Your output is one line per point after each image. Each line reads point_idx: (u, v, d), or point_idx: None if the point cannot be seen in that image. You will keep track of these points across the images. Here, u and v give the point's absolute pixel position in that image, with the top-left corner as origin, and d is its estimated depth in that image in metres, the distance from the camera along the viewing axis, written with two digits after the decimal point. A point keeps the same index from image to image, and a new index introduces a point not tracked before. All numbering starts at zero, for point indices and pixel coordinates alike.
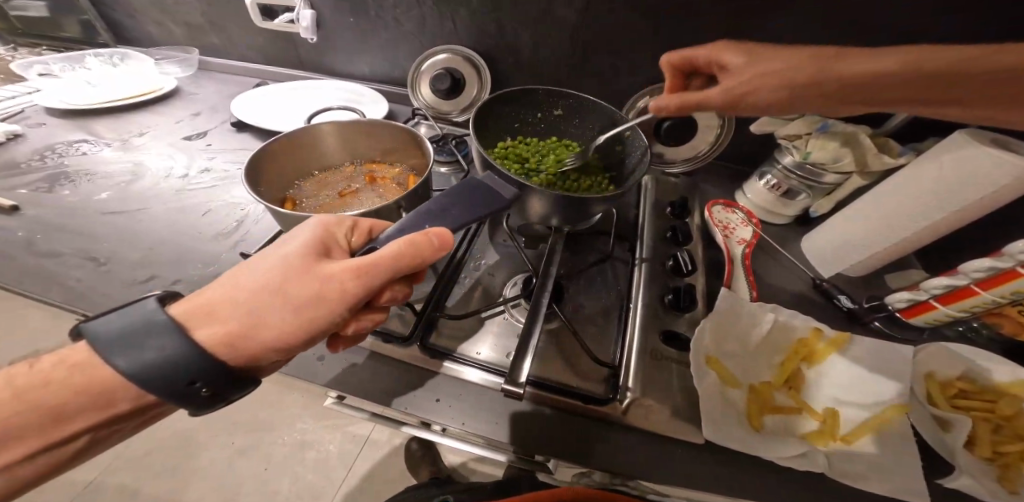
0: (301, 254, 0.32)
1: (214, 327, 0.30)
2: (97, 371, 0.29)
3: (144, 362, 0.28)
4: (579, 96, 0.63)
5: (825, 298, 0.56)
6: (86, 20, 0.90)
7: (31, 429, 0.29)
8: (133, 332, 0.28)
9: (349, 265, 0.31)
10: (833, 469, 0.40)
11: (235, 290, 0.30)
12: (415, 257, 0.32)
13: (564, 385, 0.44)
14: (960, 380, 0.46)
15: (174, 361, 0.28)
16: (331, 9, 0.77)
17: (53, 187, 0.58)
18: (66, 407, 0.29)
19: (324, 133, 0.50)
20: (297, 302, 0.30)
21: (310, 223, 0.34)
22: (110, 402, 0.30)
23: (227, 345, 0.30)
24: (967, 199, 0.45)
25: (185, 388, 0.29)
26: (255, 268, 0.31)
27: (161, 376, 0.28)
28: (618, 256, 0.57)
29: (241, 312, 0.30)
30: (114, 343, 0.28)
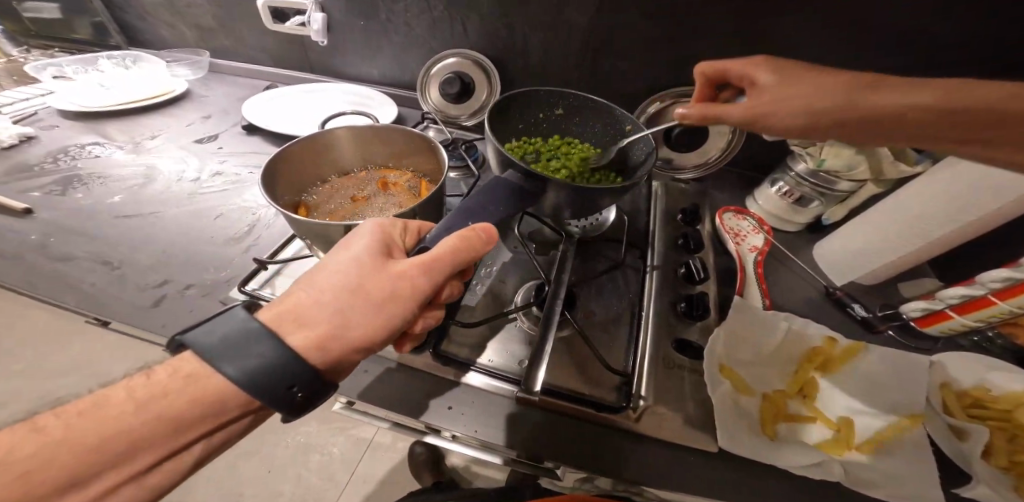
0: (370, 255, 0.32)
1: (304, 331, 0.30)
2: (210, 379, 0.28)
3: (252, 367, 0.27)
4: (580, 94, 0.63)
5: (837, 306, 0.55)
6: (99, 22, 0.91)
7: (154, 442, 0.27)
8: (235, 338, 0.28)
9: (420, 261, 0.32)
10: (849, 477, 0.39)
11: (319, 294, 0.30)
12: (474, 250, 0.34)
13: (576, 393, 0.43)
14: (976, 389, 0.45)
15: (280, 365, 0.28)
16: (341, 12, 0.77)
17: (66, 190, 0.58)
18: (181, 418, 0.27)
19: (340, 137, 0.50)
20: (377, 299, 0.31)
21: (368, 225, 0.35)
22: (221, 411, 0.28)
23: (318, 348, 0.30)
24: (984, 209, 0.44)
25: (284, 393, 0.28)
26: (328, 273, 0.31)
27: (265, 382, 0.28)
28: (629, 263, 0.57)
29: (330, 315, 0.30)
30: (217, 352, 0.28)
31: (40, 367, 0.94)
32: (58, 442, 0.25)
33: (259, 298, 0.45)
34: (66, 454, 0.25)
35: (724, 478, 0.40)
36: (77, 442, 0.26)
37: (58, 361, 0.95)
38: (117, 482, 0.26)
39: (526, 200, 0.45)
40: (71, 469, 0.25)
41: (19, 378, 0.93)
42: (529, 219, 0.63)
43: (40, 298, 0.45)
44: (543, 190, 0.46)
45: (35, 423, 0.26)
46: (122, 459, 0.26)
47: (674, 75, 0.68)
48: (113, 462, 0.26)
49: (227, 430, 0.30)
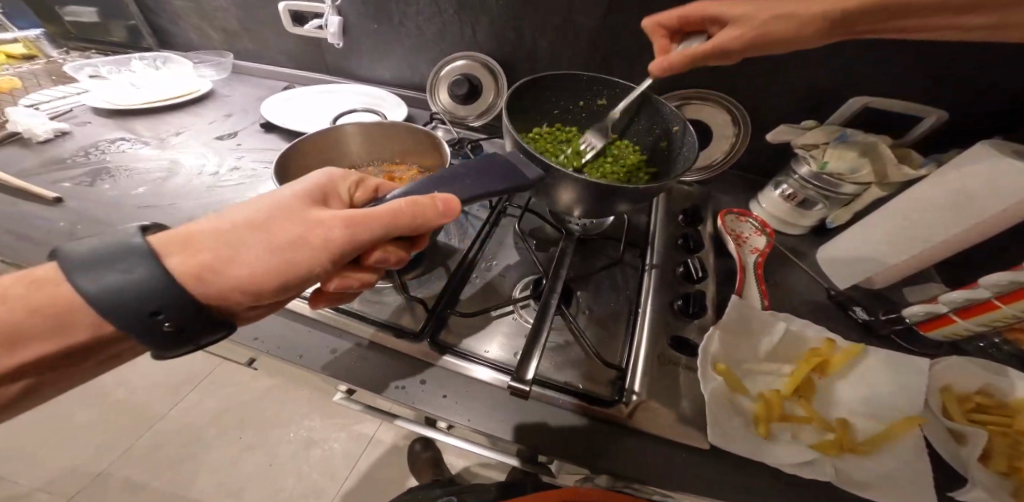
0: (294, 201, 0.34)
1: (188, 258, 0.31)
2: (61, 293, 0.30)
3: (106, 286, 0.28)
4: (625, 87, 0.61)
5: (839, 309, 0.55)
6: (133, 25, 0.96)
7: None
8: (104, 253, 0.29)
9: (345, 215, 0.33)
10: (840, 477, 0.39)
11: (223, 224, 0.32)
12: (418, 217, 0.35)
13: (571, 386, 0.44)
14: (977, 395, 0.46)
15: (135, 292, 0.28)
16: (357, 15, 0.80)
17: (95, 182, 0.62)
18: (20, 329, 0.29)
19: (350, 134, 0.52)
20: (280, 240, 0.32)
21: (314, 175, 0.37)
22: (70, 329, 0.30)
23: (198, 278, 0.31)
24: (987, 212, 0.44)
25: (147, 320, 0.29)
26: (244, 208, 0.33)
27: (122, 302, 0.28)
28: (628, 261, 0.58)
29: (223, 246, 0.31)
30: (80, 262, 0.28)
31: None
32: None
33: None
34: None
35: (725, 478, 0.40)
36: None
37: None
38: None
39: (523, 187, 0.41)
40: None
41: None
42: (530, 217, 0.64)
43: None
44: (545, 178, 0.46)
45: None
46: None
47: None
48: None
49: (83, 352, 0.32)
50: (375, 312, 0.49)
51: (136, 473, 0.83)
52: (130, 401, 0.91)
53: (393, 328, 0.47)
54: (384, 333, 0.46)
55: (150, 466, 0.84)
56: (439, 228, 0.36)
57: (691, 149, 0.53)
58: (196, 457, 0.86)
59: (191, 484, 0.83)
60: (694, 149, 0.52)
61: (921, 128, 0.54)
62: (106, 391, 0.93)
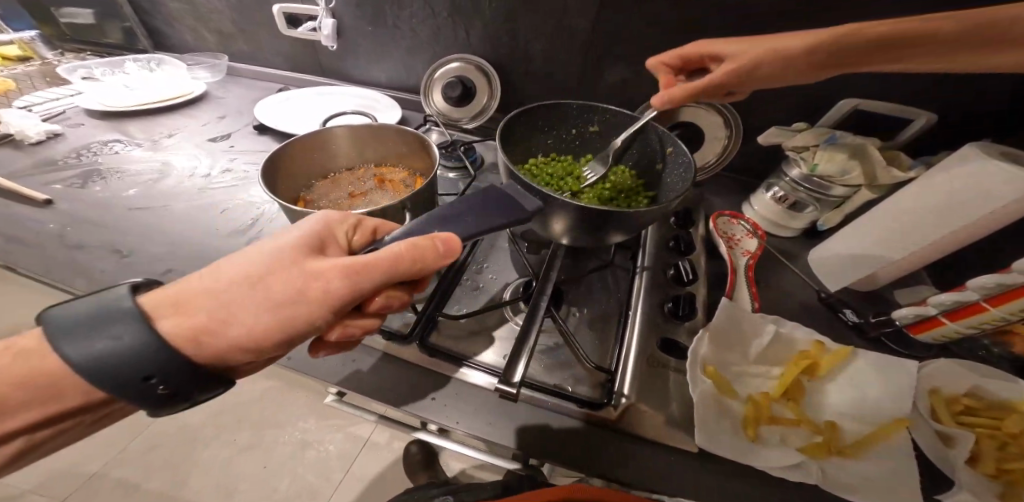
0: (288, 250, 0.33)
1: (179, 320, 0.31)
2: (46, 363, 0.30)
3: (98, 355, 0.29)
4: (616, 111, 0.62)
5: (830, 311, 0.56)
6: (128, 27, 0.96)
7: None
8: (93, 321, 0.29)
9: (343, 264, 0.32)
10: (826, 479, 0.39)
11: (214, 281, 0.31)
12: (419, 260, 0.33)
13: (561, 389, 0.44)
14: (965, 397, 0.46)
15: (128, 360, 0.29)
16: (351, 18, 0.80)
17: (86, 184, 0.62)
18: (7, 399, 0.29)
19: (339, 136, 0.52)
20: (274, 297, 0.31)
21: (309, 218, 0.35)
22: (61, 396, 0.31)
23: (191, 341, 0.31)
24: (974, 214, 0.44)
25: (141, 385, 0.30)
26: (235, 261, 0.32)
27: (114, 373, 0.29)
28: (619, 263, 0.58)
29: (215, 305, 0.31)
30: (68, 332, 0.29)
31: None
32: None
33: None
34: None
35: (723, 482, 0.40)
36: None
37: None
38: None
39: (516, 220, 0.40)
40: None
41: None
42: None
43: (54, 285, 0.48)
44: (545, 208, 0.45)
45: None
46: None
47: None
48: None
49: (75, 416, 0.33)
50: None
51: (128, 477, 0.83)
52: None
53: (383, 330, 0.47)
54: (375, 336, 0.47)
55: (142, 468, 0.84)
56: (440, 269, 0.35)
57: (687, 171, 0.52)
58: (189, 459, 0.85)
59: (184, 486, 0.82)
60: (690, 170, 0.52)
61: (911, 130, 0.54)
62: None
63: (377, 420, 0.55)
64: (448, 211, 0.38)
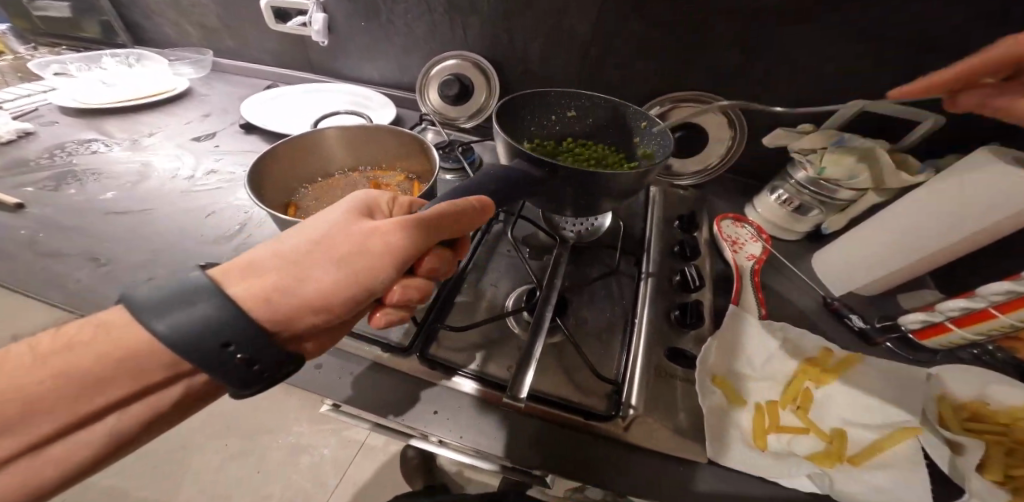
0: (347, 215, 0.33)
1: (249, 284, 0.30)
2: (129, 335, 0.29)
3: (175, 320, 0.27)
4: (591, 95, 0.60)
5: (835, 317, 0.55)
6: (105, 20, 0.91)
7: (52, 404, 0.28)
8: (167, 287, 0.27)
9: (399, 219, 0.32)
10: (840, 491, 0.38)
11: (280, 248, 0.31)
12: (461, 220, 0.35)
13: (565, 400, 0.42)
14: (973, 403, 0.46)
15: (201, 323, 0.27)
16: (343, 14, 0.77)
17: (60, 186, 0.59)
18: (95, 374, 0.29)
19: (331, 138, 0.50)
20: (339, 253, 0.31)
21: (357, 190, 0.36)
22: (144, 369, 0.29)
23: (262, 301, 0.29)
24: (985, 221, 0.44)
25: (219, 353, 0.27)
26: (300, 228, 0.32)
27: (192, 340, 0.27)
28: (624, 270, 0.56)
29: (285, 268, 0.30)
30: (147, 307, 0.27)
31: None
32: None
33: None
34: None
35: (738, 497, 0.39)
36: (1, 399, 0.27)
37: None
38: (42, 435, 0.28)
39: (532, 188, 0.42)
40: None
41: None
42: (523, 223, 0.62)
43: (29, 296, 0.45)
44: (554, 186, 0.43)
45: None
46: (46, 414, 0.28)
47: (673, 83, 0.68)
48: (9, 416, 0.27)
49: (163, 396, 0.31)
50: (359, 324, 0.47)
51: (110, 489, 0.79)
52: None
53: (380, 342, 0.45)
54: (374, 348, 0.44)
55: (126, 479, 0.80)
56: (481, 224, 0.37)
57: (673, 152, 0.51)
58: (173, 469, 0.81)
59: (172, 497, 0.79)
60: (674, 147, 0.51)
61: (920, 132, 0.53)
62: None
63: (372, 428, 0.53)
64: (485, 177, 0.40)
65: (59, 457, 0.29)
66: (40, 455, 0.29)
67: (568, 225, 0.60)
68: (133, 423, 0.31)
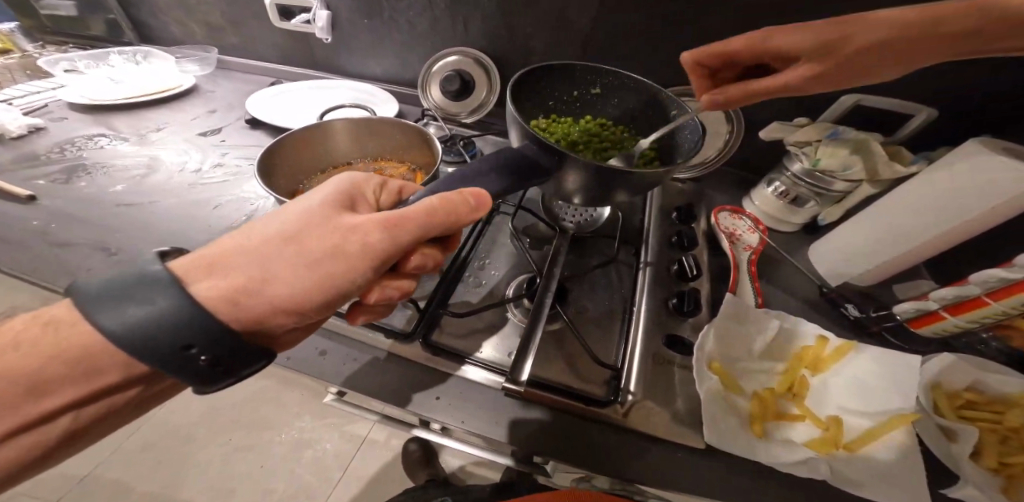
0: (323, 208, 0.32)
1: (216, 282, 0.29)
2: (76, 336, 0.29)
3: (128, 322, 0.27)
4: (620, 73, 0.58)
5: (832, 306, 0.56)
6: (112, 19, 0.92)
7: (6, 403, 0.28)
8: (120, 288, 0.28)
9: (380, 217, 0.31)
10: (834, 475, 0.39)
11: (251, 242, 0.30)
12: (453, 214, 0.34)
13: (564, 386, 0.43)
14: (968, 391, 0.47)
15: (152, 322, 0.27)
16: (346, 11, 0.78)
17: (71, 179, 0.60)
18: (45, 374, 0.28)
19: (337, 129, 0.51)
20: (309, 253, 0.30)
21: (338, 178, 0.35)
22: (94, 369, 0.29)
23: (230, 300, 0.29)
24: (978, 208, 0.44)
25: (180, 354, 0.28)
26: (273, 220, 0.31)
27: (150, 339, 0.27)
28: (622, 259, 0.57)
29: (252, 267, 0.29)
30: (98, 302, 0.27)
31: None
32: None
33: None
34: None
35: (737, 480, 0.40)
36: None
37: None
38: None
39: (535, 179, 0.42)
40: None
41: None
42: (524, 214, 0.63)
43: (40, 283, 0.47)
44: (557, 170, 0.43)
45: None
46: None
47: (672, 78, 0.69)
48: None
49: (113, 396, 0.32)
50: None
51: (117, 480, 0.80)
52: None
53: (385, 328, 0.46)
54: (379, 335, 0.45)
55: (133, 469, 0.81)
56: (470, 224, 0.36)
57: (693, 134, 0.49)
58: (180, 460, 0.82)
59: (179, 488, 0.80)
60: (695, 145, 0.49)
61: (914, 124, 0.54)
62: None
63: (380, 420, 0.55)
64: (475, 170, 0.39)
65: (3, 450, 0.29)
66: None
67: (568, 216, 0.61)
68: (84, 418, 0.31)
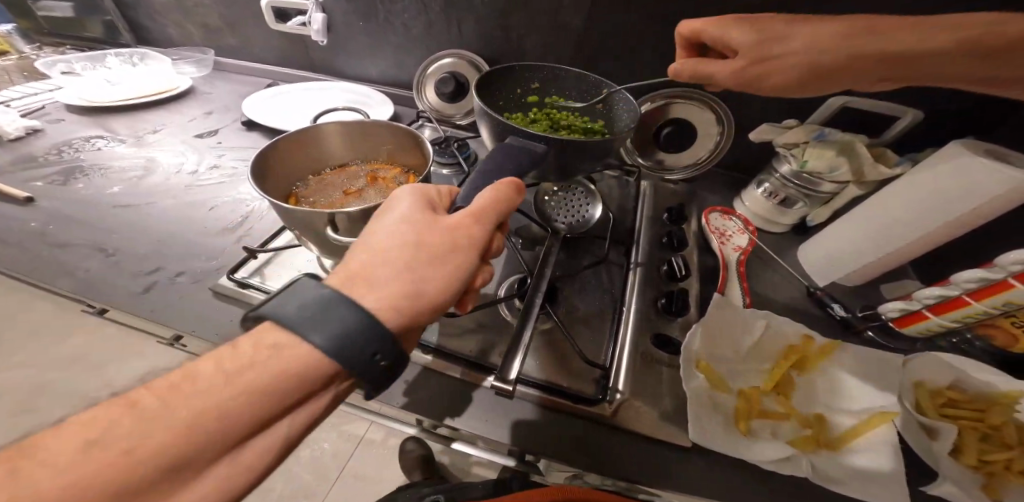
0: (414, 214, 0.32)
1: (375, 294, 0.28)
2: (295, 348, 0.26)
3: (333, 333, 0.26)
4: (553, 66, 0.65)
5: (818, 305, 0.56)
6: (109, 20, 0.93)
7: (223, 429, 0.24)
8: (309, 308, 0.26)
9: (469, 211, 0.33)
10: (817, 473, 0.40)
11: (382, 255, 0.29)
12: (511, 199, 0.36)
13: (554, 385, 0.44)
14: (949, 389, 0.48)
15: (348, 335, 0.26)
16: (342, 13, 0.79)
17: (68, 180, 0.61)
18: (266, 393, 0.25)
19: (330, 133, 0.51)
20: (434, 252, 0.30)
21: (403, 190, 0.35)
22: (303, 383, 0.26)
23: (394, 309, 0.28)
24: (960, 210, 0.45)
25: (368, 363, 0.26)
26: (380, 235, 0.31)
27: (348, 350, 0.26)
28: (613, 260, 0.57)
29: (401, 273, 0.29)
30: (300, 324, 0.26)
31: (47, 356, 0.97)
32: (95, 444, 0.23)
33: (249, 285, 0.46)
34: (121, 454, 0.22)
35: (723, 477, 0.41)
36: (144, 436, 0.23)
37: (67, 352, 0.99)
38: (198, 468, 0.24)
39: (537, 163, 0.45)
40: (128, 465, 0.22)
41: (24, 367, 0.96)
42: (518, 216, 0.64)
43: (38, 284, 0.47)
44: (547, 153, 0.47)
45: (7, 456, 0.22)
46: (207, 441, 0.24)
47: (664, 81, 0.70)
48: (178, 455, 0.23)
49: (315, 403, 0.28)
50: None
51: None
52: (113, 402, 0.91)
53: None
54: None
55: None
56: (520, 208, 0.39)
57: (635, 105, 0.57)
58: None
59: None
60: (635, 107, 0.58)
61: (899, 127, 0.55)
62: (89, 392, 0.93)
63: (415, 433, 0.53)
64: (493, 168, 0.42)
65: (213, 489, 0.24)
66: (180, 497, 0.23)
67: (560, 216, 0.61)
68: (284, 441, 0.27)
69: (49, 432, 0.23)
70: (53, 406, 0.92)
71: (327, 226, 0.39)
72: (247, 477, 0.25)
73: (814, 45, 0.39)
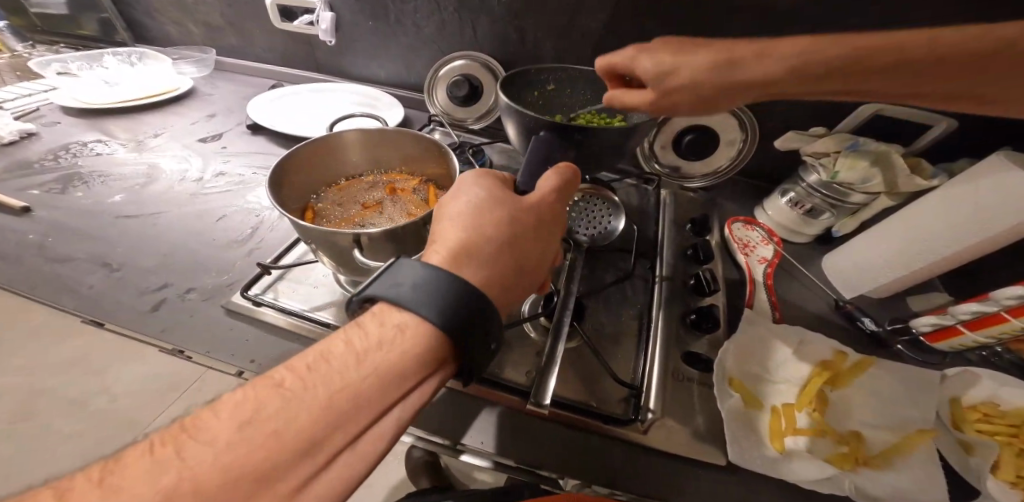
0: (494, 194, 0.33)
1: (481, 269, 0.29)
2: (410, 331, 0.26)
3: (448, 311, 0.26)
4: (569, 66, 0.63)
5: (847, 319, 0.55)
6: (105, 18, 0.89)
7: (344, 413, 0.23)
8: (422, 288, 0.26)
9: (549, 189, 0.35)
10: (859, 492, 0.38)
11: (480, 233, 0.30)
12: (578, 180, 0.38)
13: (583, 404, 0.42)
14: (984, 405, 0.45)
15: (464, 312, 0.26)
16: (350, 13, 0.76)
17: (66, 188, 0.58)
18: (383, 376, 0.25)
19: (348, 141, 0.49)
20: (525, 230, 0.32)
21: (474, 171, 0.35)
22: (418, 364, 0.26)
23: (497, 285, 0.29)
24: (1003, 226, 0.44)
25: (480, 338, 0.27)
26: (469, 214, 0.32)
27: (462, 328, 0.26)
28: (638, 273, 0.56)
29: (500, 251, 0.30)
30: (415, 302, 0.26)
31: (46, 361, 0.95)
32: (247, 423, 0.22)
33: (262, 302, 0.44)
34: (272, 432, 0.22)
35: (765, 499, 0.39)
36: (287, 415, 0.23)
37: (68, 355, 0.97)
38: (333, 453, 0.23)
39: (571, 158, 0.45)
40: (277, 445, 0.22)
41: (21, 372, 0.93)
42: None
43: (38, 301, 0.45)
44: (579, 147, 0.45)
45: (166, 438, 0.22)
46: (344, 422, 0.23)
47: None
48: (306, 445, 0.22)
49: (423, 389, 0.27)
50: None
51: None
52: (116, 407, 0.89)
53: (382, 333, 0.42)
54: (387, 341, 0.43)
55: None
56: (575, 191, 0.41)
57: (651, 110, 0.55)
58: None
59: None
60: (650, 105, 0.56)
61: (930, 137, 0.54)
62: (87, 400, 0.90)
63: (413, 442, 0.45)
64: (540, 154, 0.42)
65: (342, 474, 0.23)
66: (315, 483, 0.22)
67: (581, 227, 0.58)
68: (404, 425, 0.26)
69: (203, 415, 0.24)
70: (51, 412, 0.89)
71: (351, 246, 0.37)
72: (373, 462, 0.24)
73: (704, 76, 0.37)
